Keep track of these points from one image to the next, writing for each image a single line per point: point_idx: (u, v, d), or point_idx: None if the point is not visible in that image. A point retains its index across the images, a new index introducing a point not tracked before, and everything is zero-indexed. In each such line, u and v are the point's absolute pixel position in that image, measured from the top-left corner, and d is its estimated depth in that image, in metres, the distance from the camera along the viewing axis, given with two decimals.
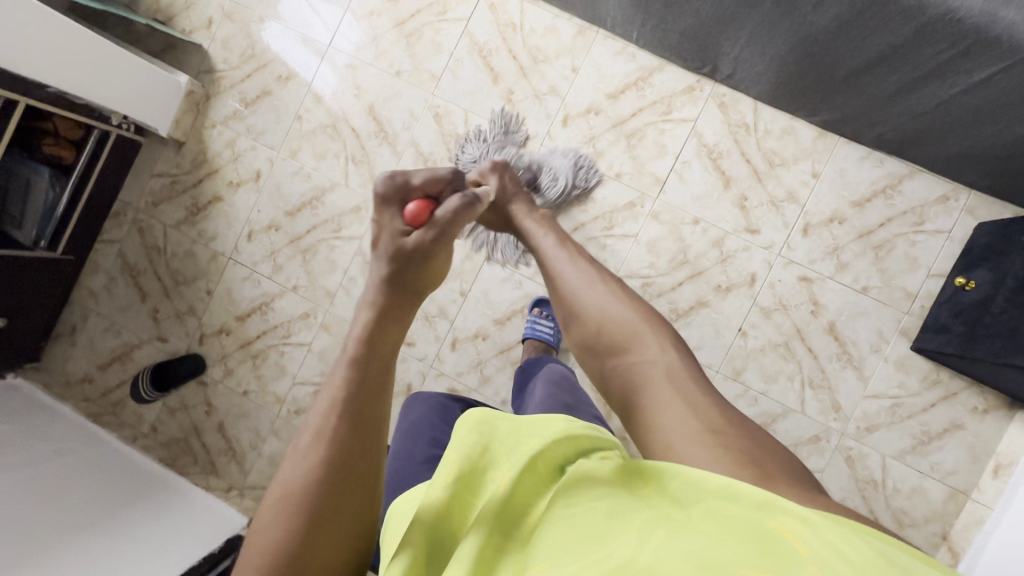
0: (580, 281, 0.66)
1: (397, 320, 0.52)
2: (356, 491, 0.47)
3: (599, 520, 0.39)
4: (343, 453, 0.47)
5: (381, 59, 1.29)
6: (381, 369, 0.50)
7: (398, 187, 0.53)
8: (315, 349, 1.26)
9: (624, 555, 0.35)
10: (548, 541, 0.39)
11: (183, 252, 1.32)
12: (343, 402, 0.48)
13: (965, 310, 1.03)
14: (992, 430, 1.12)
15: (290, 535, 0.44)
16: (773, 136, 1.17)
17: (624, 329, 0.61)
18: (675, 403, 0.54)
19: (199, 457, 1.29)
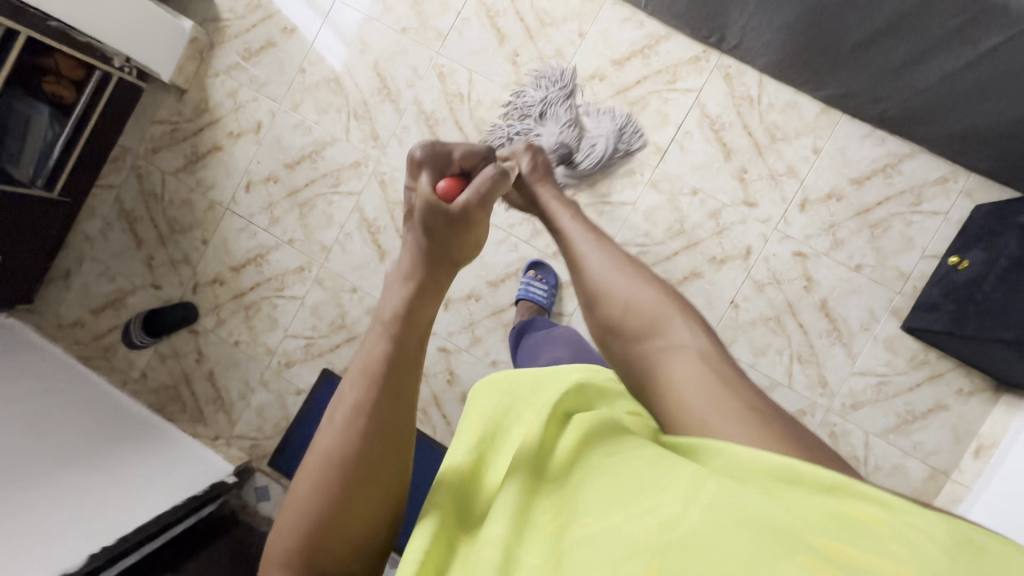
0: (602, 258, 0.59)
1: (432, 295, 0.50)
2: (391, 458, 0.47)
3: (644, 471, 0.39)
4: (380, 426, 0.46)
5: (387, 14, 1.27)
6: (418, 344, 0.49)
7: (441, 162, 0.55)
8: (309, 302, 1.29)
9: (669, 511, 0.34)
10: (585, 494, 0.39)
11: (180, 201, 1.34)
12: (377, 375, 0.47)
13: (955, 290, 1.01)
14: (977, 412, 1.11)
15: (328, 502, 0.44)
16: (777, 109, 1.16)
17: (652, 310, 0.54)
18: (709, 382, 0.49)
19: (187, 404, 1.34)
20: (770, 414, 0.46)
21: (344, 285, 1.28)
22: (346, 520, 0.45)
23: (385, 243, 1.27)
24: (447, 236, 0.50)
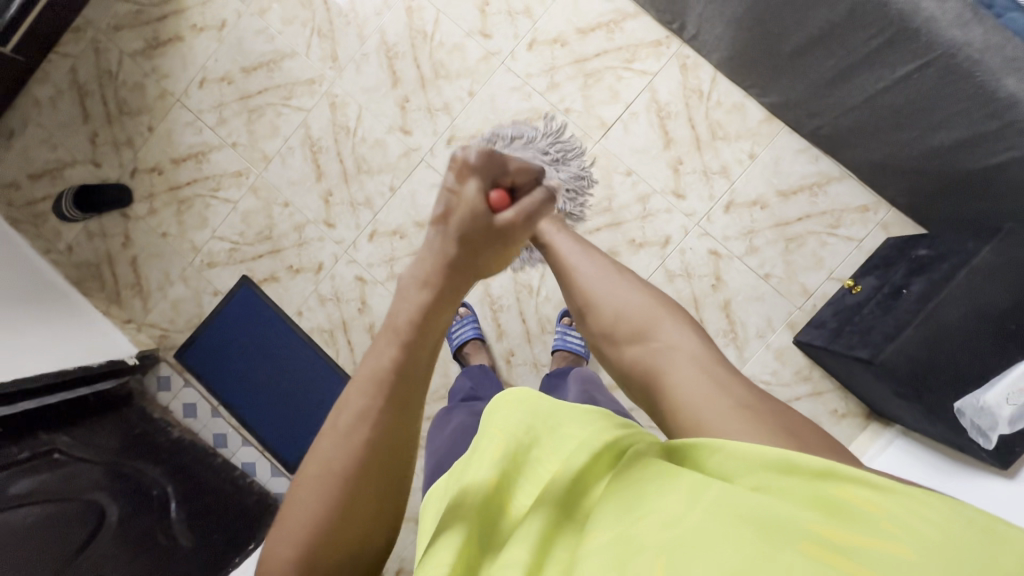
0: (595, 274, 0.66)
1: (449, 301, 0.54)
2: (393, 467, 0.50)
3: (647, 492, 0.41)
4: (393, 430, 0.50)
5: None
6: (432, 347, 0.53)
7: (496, 168, 0.52)
8: (240, 208, 1.31)
9: (673, 515, 0.38)
10: (603, 517, 0.42)
11: (133, 84, 1.35)
12: (386, 376, 0.51)
13: (843, 309, 1.06)
14: (845, 434, 1.16)
15: (328, 509, 0.48)
16: (723, 108, 1.18)
17: (641, 315, 0.60)
18: (688, 364, 0.54)
19: (106, 284, 1.36)
20: (767, 403, 0.48)
21: (277, 198, 1.30)
22: (341, 529, 0.48)
23: (324, 164, 1.29)
24: (478, 249, 0.52)
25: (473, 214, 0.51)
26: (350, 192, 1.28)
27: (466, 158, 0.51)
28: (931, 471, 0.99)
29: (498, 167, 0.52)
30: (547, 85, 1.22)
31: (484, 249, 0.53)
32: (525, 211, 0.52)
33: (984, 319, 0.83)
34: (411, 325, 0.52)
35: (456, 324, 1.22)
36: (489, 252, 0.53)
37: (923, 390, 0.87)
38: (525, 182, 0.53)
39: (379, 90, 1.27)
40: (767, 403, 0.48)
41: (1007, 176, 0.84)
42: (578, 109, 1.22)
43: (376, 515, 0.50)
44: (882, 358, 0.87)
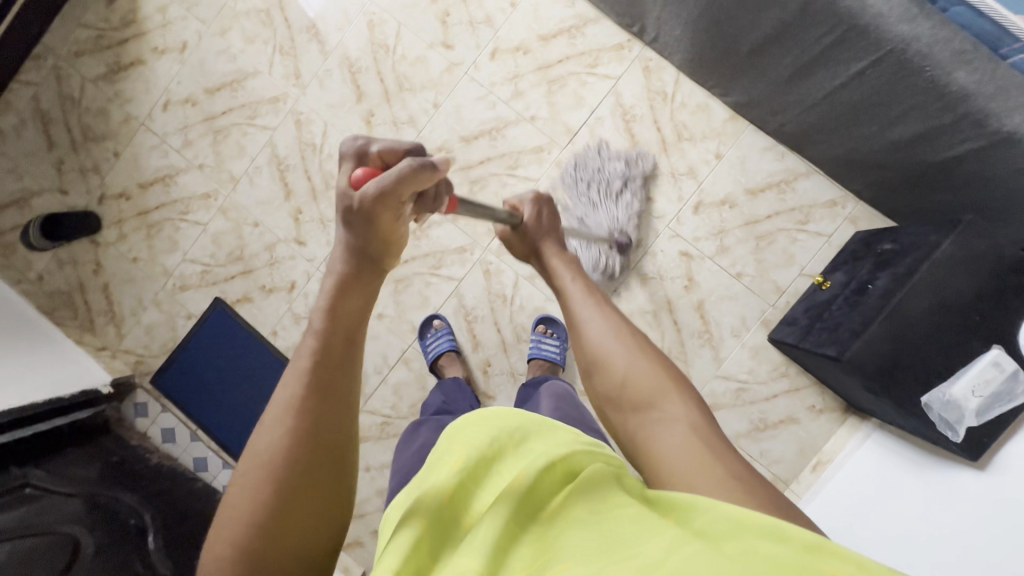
0: (604, 330, 0.64)
1: (360, 287, 0.54)
2: (329, 457, 0.48)
3: (624, 535, 0.38)
4: (319, 421, 0.48)
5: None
6: (345, 340, 0.52)
7: (359, 152, 0.53)
8: (210, 230, 1.31)
9: (654, 556, 0.35)
10: (569, 544, 0.39)
11: (97, 109, 1.34)
12: (309, 367, 0.50)
13: (814, 306, 1.05)
14: (824, 429, 1.16)
15: (260, 508, 0.44)
16: (687, 109, 1.18)
17: (649, 382, 0.58)
18: (690, 440, 0.51)
19: (78, 312, 1.35)
20: (759, 485, 0.46)
21: (247, 218, 1.29)
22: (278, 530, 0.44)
23: (292, 182, 1.28)
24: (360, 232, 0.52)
25: (340, 196, 0.52)
26: (319, 209, 1.27)
27: (341, 151, 0.54)
28: (902, 463, 1.00)
29: (364, 154, 0.54)
30: (512, 94, 1.22)
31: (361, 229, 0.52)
32: (370, 187, 0.49)
33: (949, 311, 0.83)
34: (325, 315, 0.52)
35: (431, 337, 1.22)
36: (364, 231, 0.52)
37: (891, 387, 0.86)
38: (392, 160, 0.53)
39: (344, 106, 1.26)
40: (765, 488, 0.46)
41: (965, 168, 0.84)
42: (543, 117, 1.21)
43: (316, 516, 0.47)
44: (850, 355, 0.86)
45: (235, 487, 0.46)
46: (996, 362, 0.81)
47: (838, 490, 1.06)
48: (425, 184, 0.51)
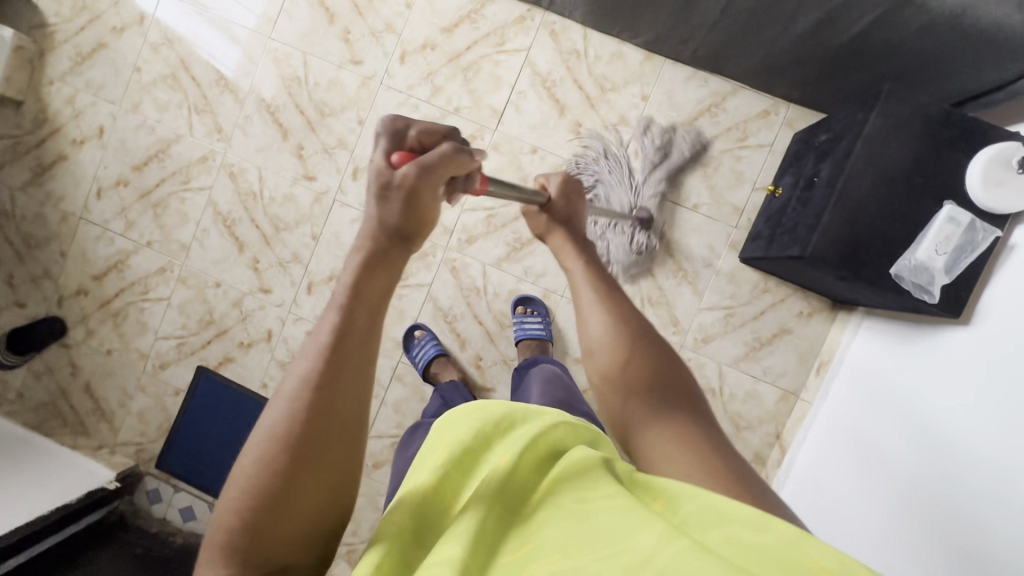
0: (612, 315, 0.63)
1: (386, 267, 0.47)
2: (340, 439, 0.43)
3: (610, 525, 0.37)
4: (331, 395, 0.42)
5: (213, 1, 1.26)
6: (371, 317, 0.45)
7: (395, 128, 0.49)
8: (174, 302, 1.30)
9: (642, 552, 0.34)
10: (553, 537, 0.38)
11: (32, 215, 1.32)
12: (328, 341, 0.43)
13: (772, 214, 1.06)
14: (817, 332, 1.17)
15: (271, 478, 0.40)
16: (603, 61, 1.18)
17: (649, 363, 0.59)
18: (681, 425, 0.54)
19: (68, 419, 1.33)
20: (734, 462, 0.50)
21: (207, 281, 1.29)
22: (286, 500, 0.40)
23: (242, 234, 1.27)
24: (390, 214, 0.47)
25: (375, 175, 0.47)
26: (275, 253, 1.27)
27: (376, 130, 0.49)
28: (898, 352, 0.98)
29: (401, 133, 0.49)
30: (431, 91, 1.22)
31: (391, 207, 0.47)
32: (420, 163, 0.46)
33: (893, 182, 0.83)
34: (348, 291, 0.45)
35: (416, 347, 1.21)
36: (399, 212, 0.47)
37: (858, 268, 0.86)
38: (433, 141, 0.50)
39: (273, 147, 1.26)
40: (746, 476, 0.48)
41: (871, 42, 0.85)
42: (467, 105, 1.22)
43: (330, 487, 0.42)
44: (812, 250, 0.87)
45: (237, 465, 0.41)
46: (951, 218, 0.81)
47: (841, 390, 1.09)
48: (459, 164, 0.48)
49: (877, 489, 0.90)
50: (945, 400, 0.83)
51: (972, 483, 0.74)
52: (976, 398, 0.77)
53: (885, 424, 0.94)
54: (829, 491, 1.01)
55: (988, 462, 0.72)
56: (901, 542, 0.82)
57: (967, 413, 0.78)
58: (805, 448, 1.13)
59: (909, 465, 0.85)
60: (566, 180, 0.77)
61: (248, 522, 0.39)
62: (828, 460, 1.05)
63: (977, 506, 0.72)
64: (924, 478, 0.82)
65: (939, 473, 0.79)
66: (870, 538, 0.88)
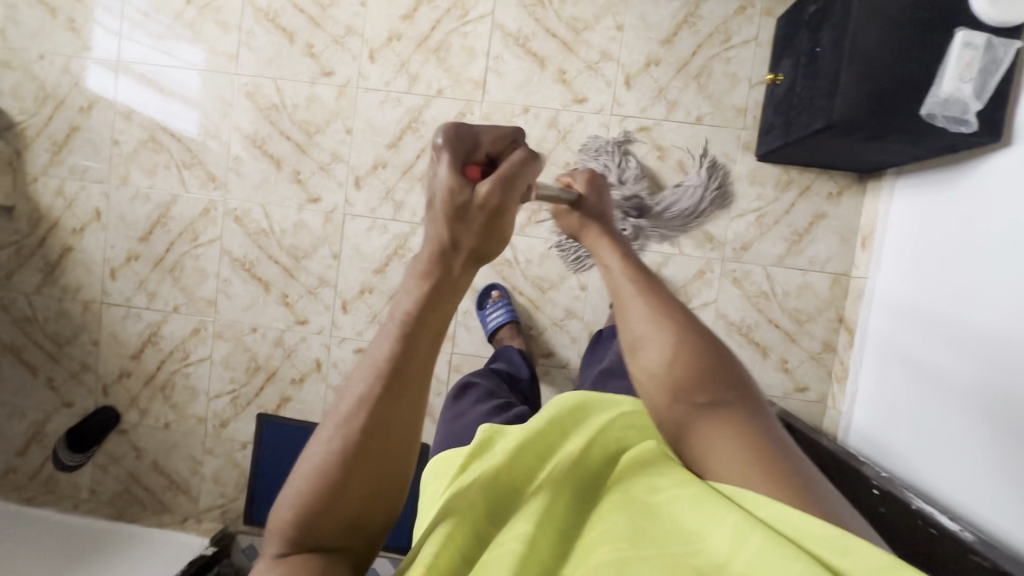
0: (650, 320, 0.60)
1: (449, 295, 0.47)
2: (392, 459, 0.46)
3: (681, 523, 0.43)
4: (382, 419, 0.45)
5: (166, 71, 1.25)
6: (431, 339, 0.46)
7: (463, 141, 0.45)
8: (217, 359, 1.29)
9: (717, 555, 0.39)
10: (614, 525, 0.44)
11: (54, 314, 1.31)
12: (384, 368, 0.45)
13: (780, 103, 1.05)
14: (851, 208, 1.17)
15: (324, 484, 0.44)
16: (569, 3, 1.17)
17: (698, 363, 0.57)
18: (732, 436, 0.53)
19: (146, 501, 1.33)
20: (797, 477, 0.48)
21: (243, 329, 1.28)
22: (336, 503, 0.44)
23: (264, 274, 1.26)
24: (465, 233, 0.45)
25: (447, 195, 0.43)
26: (302, 282, 1.26)
27: (434, 141, 0.44)
28: (934, 238, 0.98)
29: (468, 143, 0.45)
30: (409, 81, 1.21)
31: (470, 228, 0.45)
32: (499, 176, 0.44)
33: (900, 25, 0.82)
34: (409, 321, 0.45)
35: (491, 307, 1.20)
36: (480, 232, 0.45)
37: (887, 122, 0.85)
38: (501, 149, 0.47)
39: (270, 180, 1.25)
40: (813, 496, 0.47)
41: None
42: (448, 85, 1.20)
43: (378, 500, 0.46)
44: (839, 116, 0.85)
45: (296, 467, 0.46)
46: (968, 42, 0.79)
47: (894, 265, 1.08)
48: (535, 176, 0.46)
49: (952, 373, 0.89)
50: (999, 268, 0.81)
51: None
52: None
53: (947, 309, 0.92)
54: (902, 403, 1.00)
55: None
56: (989, 422, 0.80)
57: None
58: (870, 341, 1.12)
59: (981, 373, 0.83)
60: (591, 179, 0.75)
61: (302, 522, 0.44)
62: (898, 356, 1.03)
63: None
64: (998, 352, 0.80)
65: (1012, 343, 0.78)
66: (958, 422, 0.86)
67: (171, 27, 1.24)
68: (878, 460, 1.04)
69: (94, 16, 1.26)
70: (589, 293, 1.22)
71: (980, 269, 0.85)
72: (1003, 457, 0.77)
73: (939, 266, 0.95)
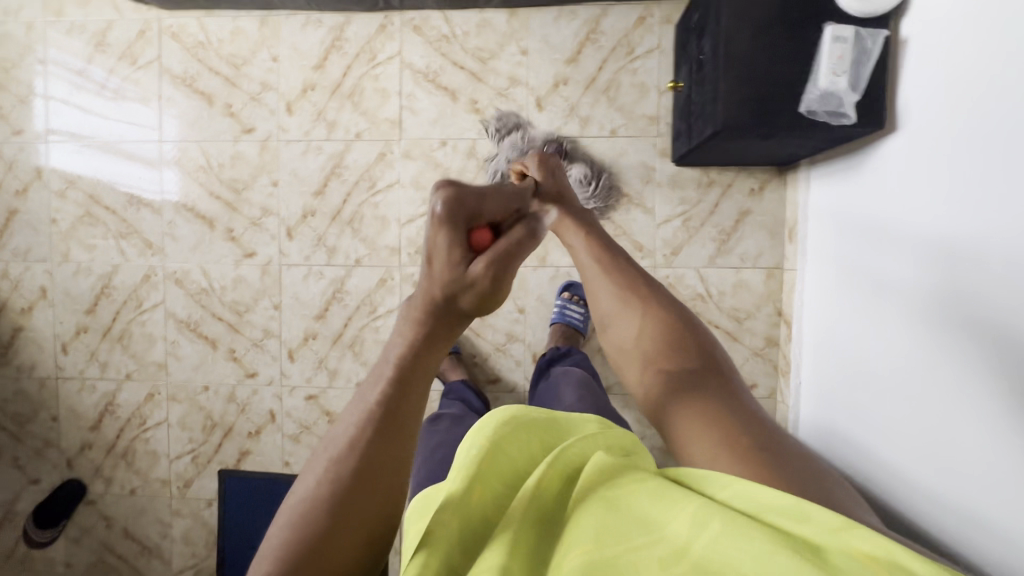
0: (618, 301, 0.66)
1: (440, 345, 0.46)
2: (385, 505, 0.43)
3: (645, 509, 0.39)
4: (371, 463, 0.43)
5: (105, 130, 1.28)
6: (419, 400, 0.46)
7: (466, 209, 0.41)
8: (173, 420, 1.30)
9: (678, 541, 0.35)
10: (583, 525, 0.38)
11: (13, 395, 1.33)
12: (371, 415, 0.44)
13: (682, 108, 1.06)
14: (775, 202, 1.17)
15: (302, 542, 0.40)
16: (472, 34, 1.19)
17: (662, 339, 0.63)
18: (698, 404, 0.55)
19: (120, 569, 1.34)
20: (761, 443, 0.50)
21: (196, 388, 1.29)
22: (320, 560, 0.40)
23: (209, 332, 1.28)
24: (458, 300, 0.44)
25: (446, 267, 0.42)
26: (247, 336, 1.28)
27: (433, 212, 0.40)
28: (848, 226, 0.98)
29: (471, 208, 0.42)
30: (327, 128, 1.23)
31: (464, 295, 0.43)
32: (499, 252, 0.42)
33: (770, 26, 0.82)
34: (402, 364, 0.45)
35: None
36: (473, 298, 0.44)
37: (771, 122, 0.86)
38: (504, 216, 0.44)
39: (205, 239, 1.27)
40: (774, 459, 0.48)
41: None
42: (365, 127, 1.22)
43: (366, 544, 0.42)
44: (723, 122, 0.86)
45: (283, 504, 0.43)
46: (837, 36, 0.79)
47: (817, 253, 1.08)
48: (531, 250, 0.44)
49: (881, 358, 0.88)
50: (905, 252, 0.82)
51: (947, 325, 0.73)
52: (933, 235, 0.76)
53: (867, 296, 0.92)
54: (842, 392, 1.00)
55: (955, 297, 0.71)
56: (908, 406, 0.81)
57: (925, 255, 0.77)
58: (807, 333, 1.12)
59: (903, 356, 0.83)
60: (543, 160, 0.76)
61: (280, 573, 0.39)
62: (829, 347, 1.04)
63: (956, 345, 0.72)
64: (913, 336, 0.80)
65: (926, 325, 0.77)
66: (889, 410, 0.86)
67: (105, 88, 1.28)
68: (830, 452, 1.03)
69: (21, 101, 1.29)
70: (527, 315, 1.22)
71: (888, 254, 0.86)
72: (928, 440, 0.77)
73: (855, 253, 0.96)
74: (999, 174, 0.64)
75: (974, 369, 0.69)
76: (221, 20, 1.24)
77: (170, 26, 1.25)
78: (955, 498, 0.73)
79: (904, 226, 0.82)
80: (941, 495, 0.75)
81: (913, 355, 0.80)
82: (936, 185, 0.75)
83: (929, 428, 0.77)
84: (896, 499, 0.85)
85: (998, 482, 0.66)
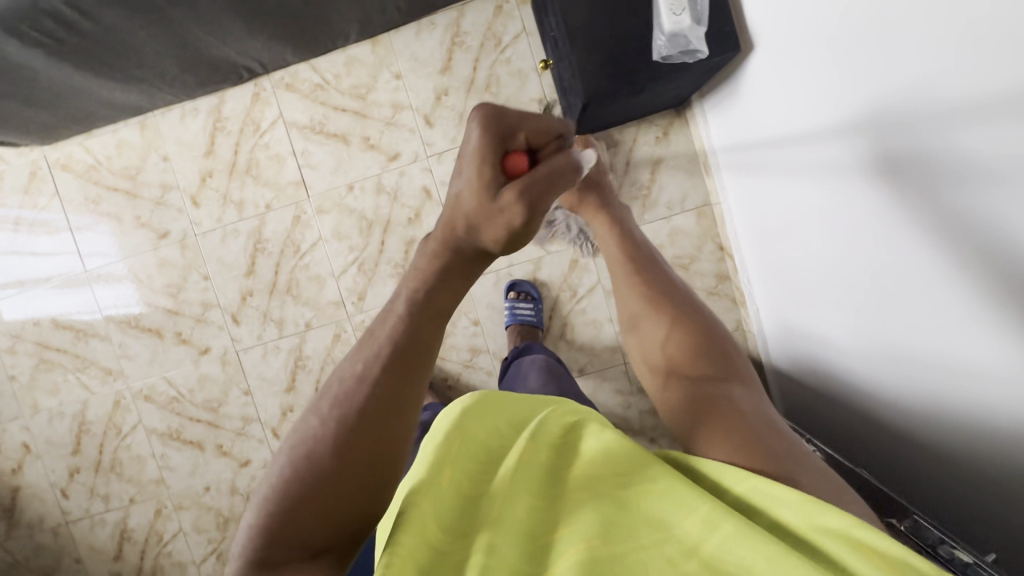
0: (645, 308, 0.61)
1: (461, 280, 0.43)
2: (386, 439, 0.40)
3: (655, 503, 0.39)
4: (376, 399, 0.40)
5: (32, 270, 1.29)
6: (434, 324, 0.43)
7: (503, 126, 0.41)
8: (187, 528, 1.32)
9: (688, 539, 0.36)
10: (580, 520, 0.38)
11: (32, 551, 1.36)
12: (384, 350, 0.42)
13: (558, 87, 1.06)
14: (683, 142, 1.17)
15: (295, 482, 0.39)
16: (344, 75, 1.19)
17: (689, 351, 0.57)
18: (706, 409, 0.51)
19: None
20: (763, 442, 0.47)
21: (198, 491, 1.31)
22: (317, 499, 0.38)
23: (193, 436, 1.30)
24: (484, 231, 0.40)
25: (476, 189, 0.40)
26: (228, 428, 1.29)
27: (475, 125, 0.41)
28: (750, 142, 0.95)
29: (511, 127, 0.42)
30: (237, 209, 1.24)
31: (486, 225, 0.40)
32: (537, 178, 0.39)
33: None
34: (413, 301, 0.42)
35: None
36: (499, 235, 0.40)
37: (632, 78, 0.86)
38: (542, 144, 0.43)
39: (159, 350, 1.28)
40: (771, 451, 0.46)
41: None
42: (272, 197, 1.23)
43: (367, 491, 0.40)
44: (587, 93, 0.87)
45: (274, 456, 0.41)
46: None
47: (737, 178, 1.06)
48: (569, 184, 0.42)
49: (818, 266, 0.84)
50: (801, 156, 0.78)
51: (854, 217, 0.70)
52: (818, 129, 0.71)
53: (787, 206, 0.88)
54: (799, 307, 0.96)
55: (851, 188, 0.68)
56: (855, 307, 0.77)
57: (814, 154, 0.74)
58: (755, 257, 1.09)
59: (833, 259, 0.78)
60: None
61: (276, 518, 0.38)
62: (773, 266, 1.02)
63: (866, 234, 0.68)
64: (834, 235, 0.76)
65: (841, 221, 0.73)
66: (839, 314, 0.82)
67: (21, 224, 1.28)
68: (808, 371, 1.00)
69: None
70: (484, 325, 1.23)
71: (786, 158, 0.83)
72: (881, 336, 0.73)
73: (765, 166, 0.92)
74: (850, 58, 0.61)
75: (884, 253, 0.66)
76: (103, 138, 1.24)
77: (57, 159, 1.25)
78: (923, 389, 0.68)
79: (794, 128, 0.78)
80: (910, 387, 0.70)
81: (840, 254, 0.76)
82: (808, 77, 0.71)
83: (873, 322, 0.73)
84: (877, 403, 0.80)
85: (942, 362, 0.63)
